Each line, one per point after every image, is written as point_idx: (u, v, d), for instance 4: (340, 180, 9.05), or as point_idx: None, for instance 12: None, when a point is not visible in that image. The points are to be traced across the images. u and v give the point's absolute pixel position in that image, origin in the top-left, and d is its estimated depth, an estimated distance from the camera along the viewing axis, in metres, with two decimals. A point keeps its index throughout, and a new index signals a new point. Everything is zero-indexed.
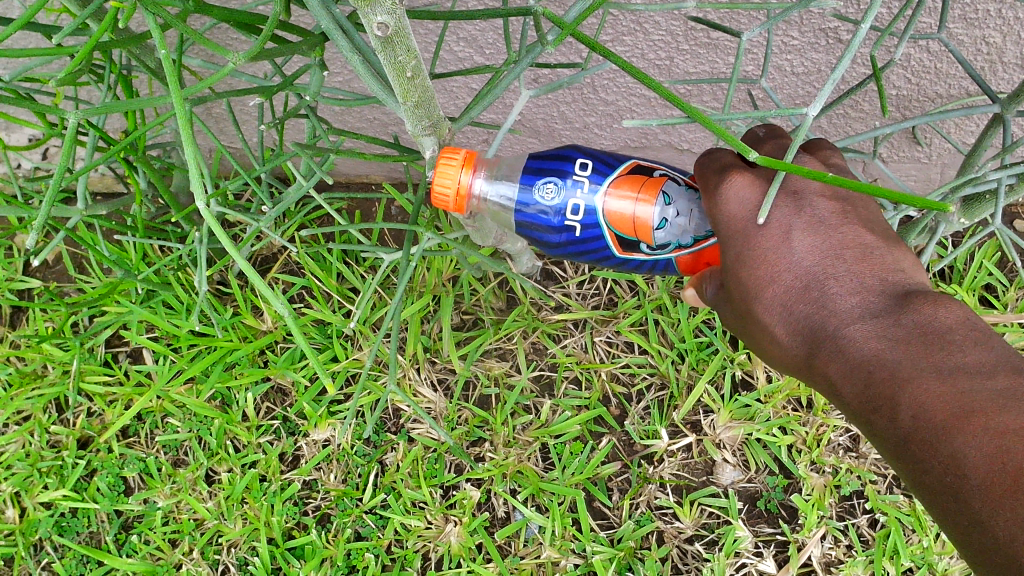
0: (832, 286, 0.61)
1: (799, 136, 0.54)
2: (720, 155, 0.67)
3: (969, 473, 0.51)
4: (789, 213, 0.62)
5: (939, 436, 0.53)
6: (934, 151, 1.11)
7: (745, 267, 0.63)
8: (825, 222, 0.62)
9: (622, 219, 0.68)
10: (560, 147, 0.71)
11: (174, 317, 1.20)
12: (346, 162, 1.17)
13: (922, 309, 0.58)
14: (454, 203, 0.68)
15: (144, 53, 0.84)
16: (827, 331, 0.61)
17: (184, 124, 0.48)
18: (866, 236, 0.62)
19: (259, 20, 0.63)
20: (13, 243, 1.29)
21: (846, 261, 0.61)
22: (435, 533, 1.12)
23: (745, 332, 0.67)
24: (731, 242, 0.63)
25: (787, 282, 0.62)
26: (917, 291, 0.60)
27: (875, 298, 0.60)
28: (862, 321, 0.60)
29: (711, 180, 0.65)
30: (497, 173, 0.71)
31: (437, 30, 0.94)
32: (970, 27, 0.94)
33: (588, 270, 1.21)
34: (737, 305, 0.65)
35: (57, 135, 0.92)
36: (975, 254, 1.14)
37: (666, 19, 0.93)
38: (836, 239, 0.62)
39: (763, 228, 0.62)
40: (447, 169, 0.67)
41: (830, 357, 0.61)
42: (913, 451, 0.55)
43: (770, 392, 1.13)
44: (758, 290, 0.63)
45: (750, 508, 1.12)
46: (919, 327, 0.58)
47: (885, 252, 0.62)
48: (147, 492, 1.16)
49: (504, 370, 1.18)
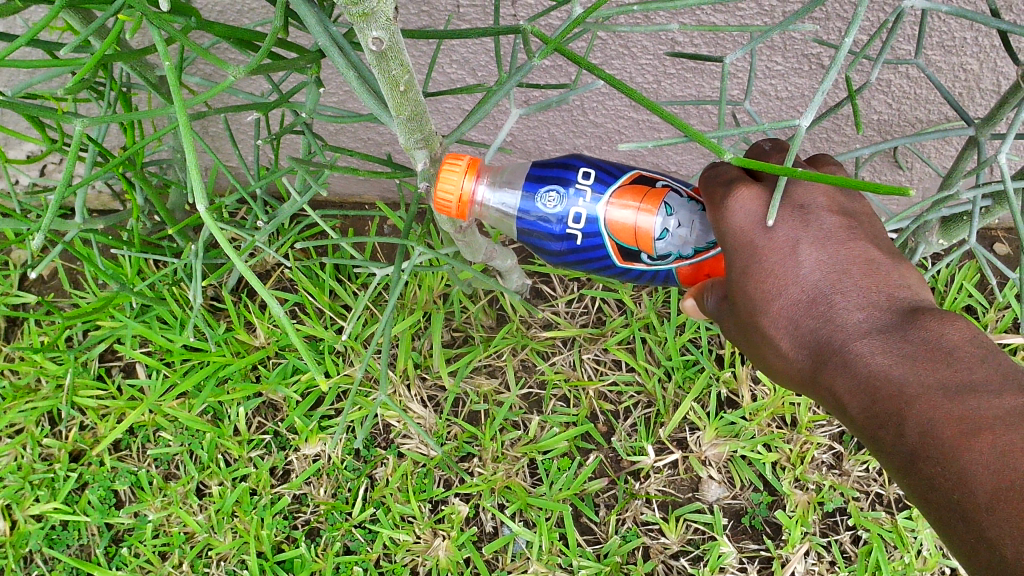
0: (839, 300, 0.63)
1: (793, 148, 0.55)
2: (725, 170, 0.67)
3: (976, 490, 0.54)
4: (795, 226, 0.63)
5: (948, 453, 0.56)
6: (915, 175, 1.14)
7: (750, 281, 0.64)
8: (832, 236, 0.63)
9: (623, 229, 0.70)
10: (563, 155, 0.73)
11: (169, 331, 1.22)
12: (341, 180, 1.19)
13: (929, 325, 0.60)
14: (457, 209, 0.69)
15: (144, 69, 0.87)
16: (834, 345, 0.62)
17: (186, 129, 0.48)
18: (872, 251, 0.64)
19: (259, 38, 0.66)
20: (10, 259, 1.31)
21: (852, 275, 0.63)
22: (423, 547, 1.13)
23: (745, 344, 0.69)
24: (737, 255, 0.64)
25: (794, 296, 0.63)
26: (924, 308, 0.61)
27: (881, 314, 0.62)
28: (869, 336, 0.61)
29: (719, 193, 0.65)
30: (500, 179, 0.73)
31: (431, 52, 0.97)
32: (948, 54, 0.97)
33: (578, 290, 1.24)
34: (740, 318, 0.66)
35: (57, 149, 0.94)
36: (956, 276, 1.16)
37: (652, 44, 0.96)
38: (842, 254, 0.63)
39: (770, 242, 0.63)
40: (450, 175, 0.68)
41: (836, 371, 0.63)
42: (919, 466, 0.58)
43: (755, 410, 1.15)
44: (764, 303, 0.64)
45: (736, 524, 1.13)
46: (926, 344, 0.59)
47: (891, 268, 0.64)
48: (138, 505, 1.17)
49: (494, 387, 1.19)
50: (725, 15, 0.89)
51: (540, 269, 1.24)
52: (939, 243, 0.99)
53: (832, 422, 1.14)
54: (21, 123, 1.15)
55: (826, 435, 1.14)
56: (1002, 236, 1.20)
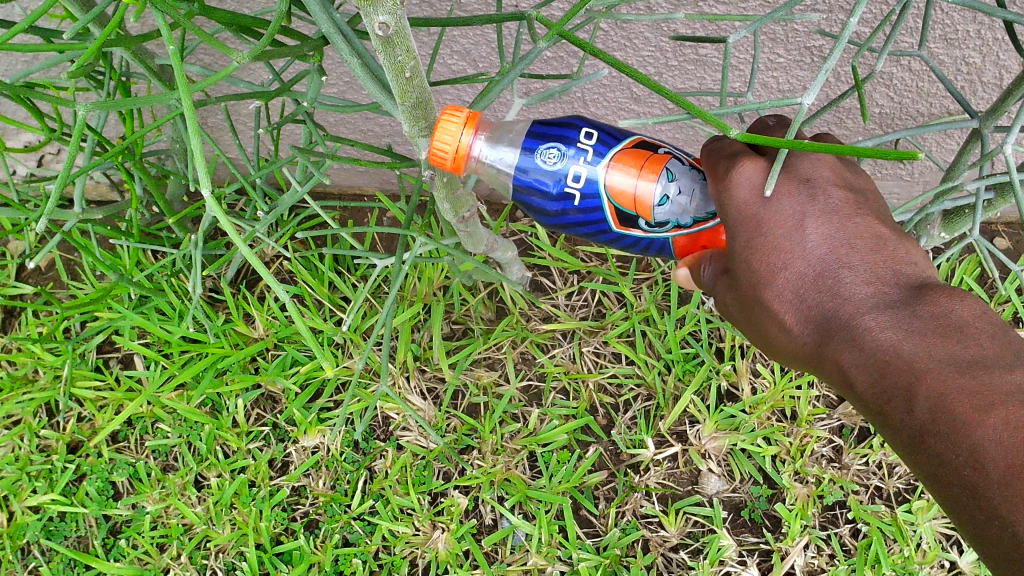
0: (845, 274, 0.62)
1: (793, 128, 0.55)
2: (730, 143, 0.67)
3: (989, 466, 0.54)
4: (802, 201, 0.63)
5: (959, 429, 0.55)
6: (916, 169, 1.15)
7: (755, 255, 0.64)
8: (838, 211, 0.63)
9: (622, 193, 0.68)
10: (563, 117, 0.71)
11: (167, 322, 1.22)
12: (341, 171, 1.19)
13: (938, 301, 0.59)
14: (452, 163, 0.65)
15: (144, 57, 0.86)
16: (841, 319, 0.62)
17: (191, 116, 0.48)
18: (879, 227, 0.63)
19: (262, 24, 0.65)
20: (7, 249, 1.31)
21: (858, 250, 0.62)
22: (423, 539, 1.13)
23: (747, 321, 0.68)
24: (740, 230, 0.64)
25: (800, 270, 0.63)
26: (931, 284, 0.61)
27: (889, 289, 0.61)
28: (877, 310, 0.60)
29: (722, 166, 0.66)
30: (499, 135, 0.70)
31: (432, 43, 0.97)
32: (950, 47, 0.97)
33: (577, 282, 1.24)
34: (744, 293, 0.66)
35: (55, 138, 0.94)
36: (956, 270, 1.16)
37: (655, 35, 0.95)
38: (849, 228, 0.63)
39: (776, 216, 0.63)
40: (450, 125, 0.63)
41: (843, 345, 0.61)
42: (929, 443, 0.57)
43: (755, 403, 1.15)
44: (770, 276, 0.64)
45: (735, 517, 1.14)
46: (935, 319, 0.59)
47: (897, 244, 0.63)
48: (135, 496, 1.16)
49: (493, 380, 1.19)
50: (728, 6, 0.89)
51: (540, 262, 1.24)
52: (941, 236, 0.99)
53: (831, 415, 1.15)
54: (18, 111, 1.15)
55: (826, 429, 1.14)
56: (1002, 230, 1.20)
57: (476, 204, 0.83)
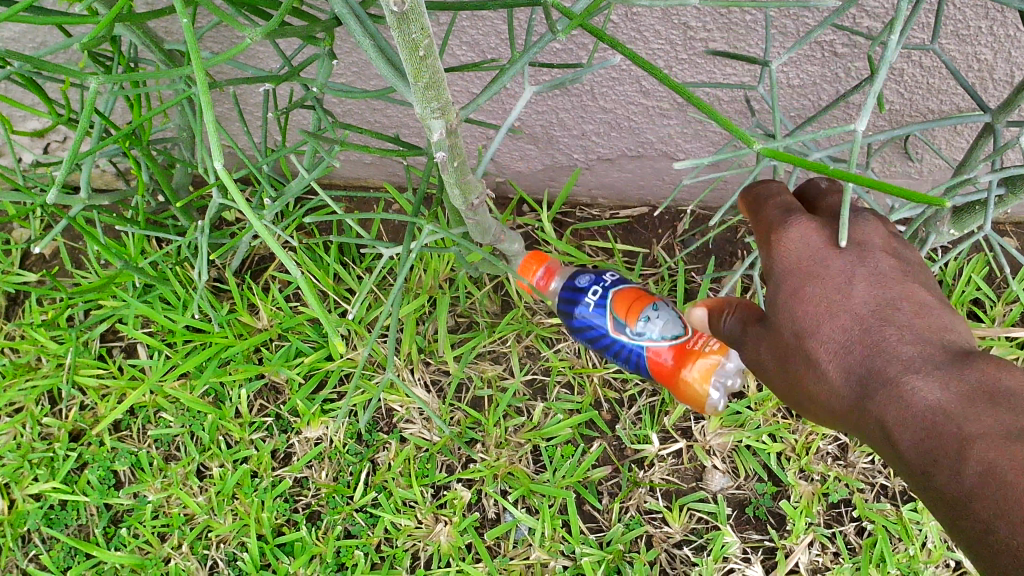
0: (889, 331, 0.62)
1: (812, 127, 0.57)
2: (780, 197, 0.72)
3: None
4: (853, 261, 0.65)
5: (1004, 484, 0.53)
6: (924, 167, 1.14)
7: (799, 303, 0.65)
8: (887, 274, 0.64)
9: None
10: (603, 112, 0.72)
11: (171, 311, 1.21)
12: (347, 161, 1.19)
13: (986, 364, 0.59)
14: None
15: (153, 40, 0.86)
16: (884, 375, 0.61)
17: (203, 89, 0.47)
18: (925, 295, 0.64)
19: (273, 6, 0.64)
20: (12, 237, 1.31)
21: (904, 310, 0.63)
22: (425, 532, 1.12)
23: (784, 376, 0.68)
24: (788, 279, 0.66)
25: (843, 322, 0.64)
26: (981, 352, 0.60)
27: (935, 352, 0.61)
28: (922, 369, 0.60)
29: (774, 219, 0.69)
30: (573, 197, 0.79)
31: (442, 33, 0.97)
32: (962, 43, 0.96)
33: (584, 277, 1.22)
34: (780, 340, 0.67)
35: (63, 122, 0.93)
36: (964, 269, 1.16)
37: (664, 28, 0.95)
38: (897, 290, 0.64)
39: (825, 270, 0.65)
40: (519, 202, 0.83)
41: (886, 402, 0.61)
42: (971, 504, 0.54)
43: (762, 400, 1.14)
44: (813, 326, 0.65)
45: (739, 515, 1.13)
46: (983, 382, 0.58)
47: (944, 314, 0.63)
48: (137, 485, 1.16)
49: (498, 373, 1.18)
50: None
51: (545, 255, 1.22)
52: (950, 232, 0.99)
53: None
54: (26, 97, 1.15)
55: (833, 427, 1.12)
56: (1008, 229, 1.20)
57: (485, 192, 0.82)
